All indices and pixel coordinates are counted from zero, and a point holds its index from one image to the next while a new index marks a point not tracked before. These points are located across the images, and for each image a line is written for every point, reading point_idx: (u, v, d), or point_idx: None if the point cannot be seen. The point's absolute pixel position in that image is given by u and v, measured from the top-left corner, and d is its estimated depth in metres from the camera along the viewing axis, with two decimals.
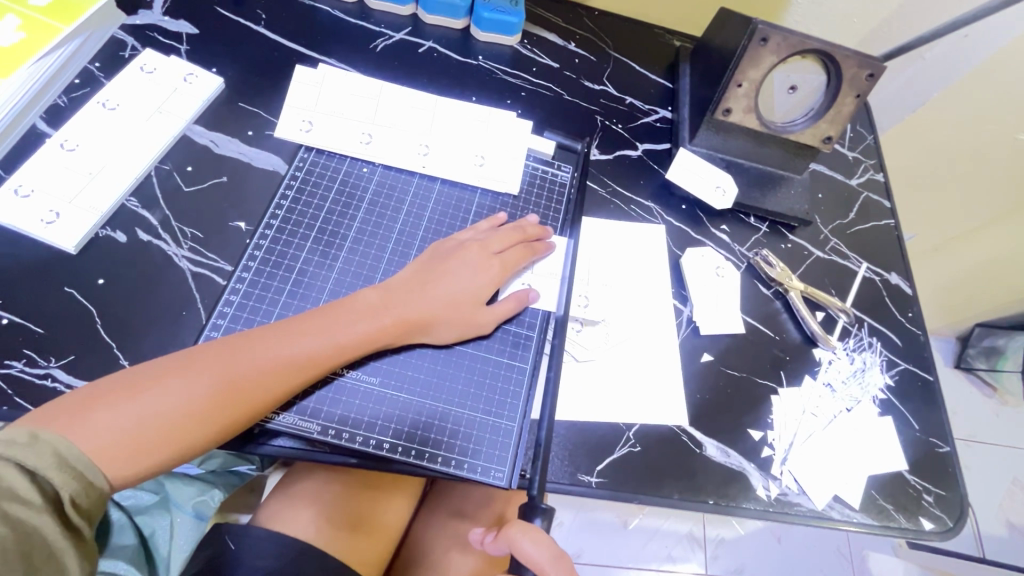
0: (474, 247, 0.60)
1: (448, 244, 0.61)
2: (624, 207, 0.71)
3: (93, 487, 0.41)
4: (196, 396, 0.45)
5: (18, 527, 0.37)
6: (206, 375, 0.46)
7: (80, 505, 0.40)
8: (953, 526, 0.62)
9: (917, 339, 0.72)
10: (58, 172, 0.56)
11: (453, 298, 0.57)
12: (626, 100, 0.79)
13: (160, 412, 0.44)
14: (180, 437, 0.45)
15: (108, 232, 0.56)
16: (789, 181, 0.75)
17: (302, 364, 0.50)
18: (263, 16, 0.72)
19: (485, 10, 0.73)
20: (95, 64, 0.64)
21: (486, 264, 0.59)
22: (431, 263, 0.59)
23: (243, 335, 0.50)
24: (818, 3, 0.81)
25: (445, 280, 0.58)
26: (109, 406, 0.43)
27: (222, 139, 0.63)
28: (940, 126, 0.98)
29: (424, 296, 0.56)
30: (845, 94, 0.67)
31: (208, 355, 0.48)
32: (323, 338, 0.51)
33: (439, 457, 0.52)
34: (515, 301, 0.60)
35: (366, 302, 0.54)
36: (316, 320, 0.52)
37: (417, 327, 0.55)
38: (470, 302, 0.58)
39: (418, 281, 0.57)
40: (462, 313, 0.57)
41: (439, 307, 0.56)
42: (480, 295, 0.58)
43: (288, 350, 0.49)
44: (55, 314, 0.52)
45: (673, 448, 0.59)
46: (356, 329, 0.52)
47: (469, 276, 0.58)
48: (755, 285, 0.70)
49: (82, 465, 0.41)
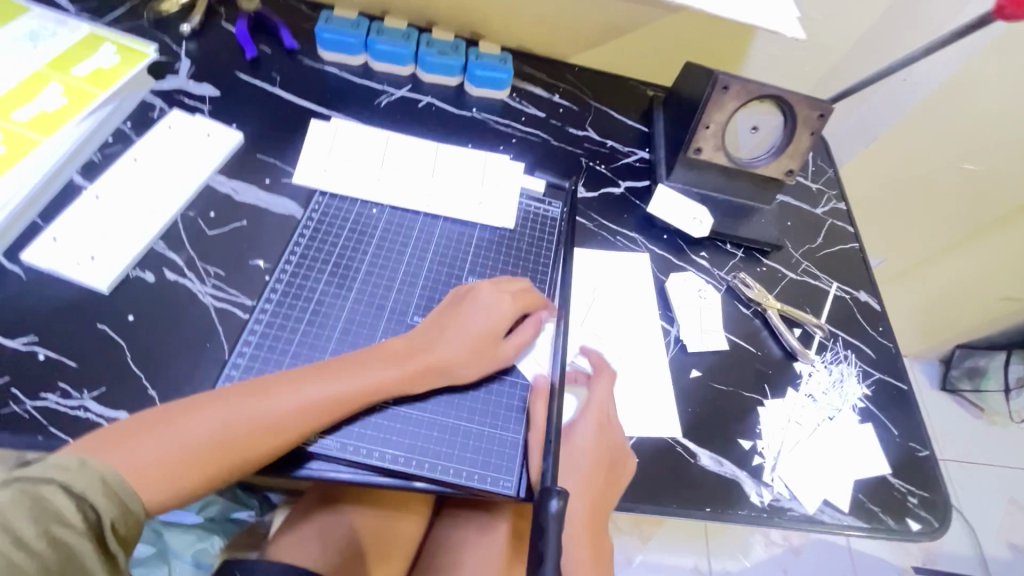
0: (492, 291, 0.63)
1: (464, 289, 0.64)
2: (611, 238, 0.78)
3: (130, 513, 0.43)
4: (236, 430, 0.49)
5: (60, 551, 0.39)
6: (246, 408, 0.50)
7: (118, 530, 0.42)
8: (939, 526, 0.65)
9: (889, 350, 0.77)
10: (94, 221, 0.61)
11: (472, 339, 0.59)
12: (608, 144, 0.87)
13: (201, 442, 0.47)
14: (215, 467, 0.48)
15: (138, 273, 0.60)
16: (761, 211, 0.83)
17: (332, 405, 0.53)
18: (277, 78, 0.80)
19: (476, 68, 0.82)
20: (127, 124, 0.70)
21: (499, 300, 0.62)
22: (451, 307, 0.62)
23: (281, 374, 0.54)
24: (771, 54, 0.91)
25: (465, 320, 0.61)
26: (154, 436, 0.46)
27: (241, 186, 0.69)
28: (895, 158, 1.07)
29: (445, 339, 0.59)
30: (801, 132, 0.75)
31: (247, 391, 0.51)
32: (354, 379, 0.54)
33: (451, 469, 0.55)
34: (529, 333, 0.63)
35: (394, 349, 0.57)
36: (346, 364, 0.55)
37: (441, 368, 0.58)
38: (487, 343, 0.60)
39: (440, 329, 0.60)
40: (478, 359, 0.59)
41: (459, 352, 0.59)
42: (493, 336, 0.61)
43: (324, 389, 0.53)
44: (88, 348, 0.55)
45: (668, 458, 0.62)
46: (385, 371, 0.56)
47: (488, 319, 0.61)
48: (736, 305, 0.76)
49: (123, 492, 0.43)
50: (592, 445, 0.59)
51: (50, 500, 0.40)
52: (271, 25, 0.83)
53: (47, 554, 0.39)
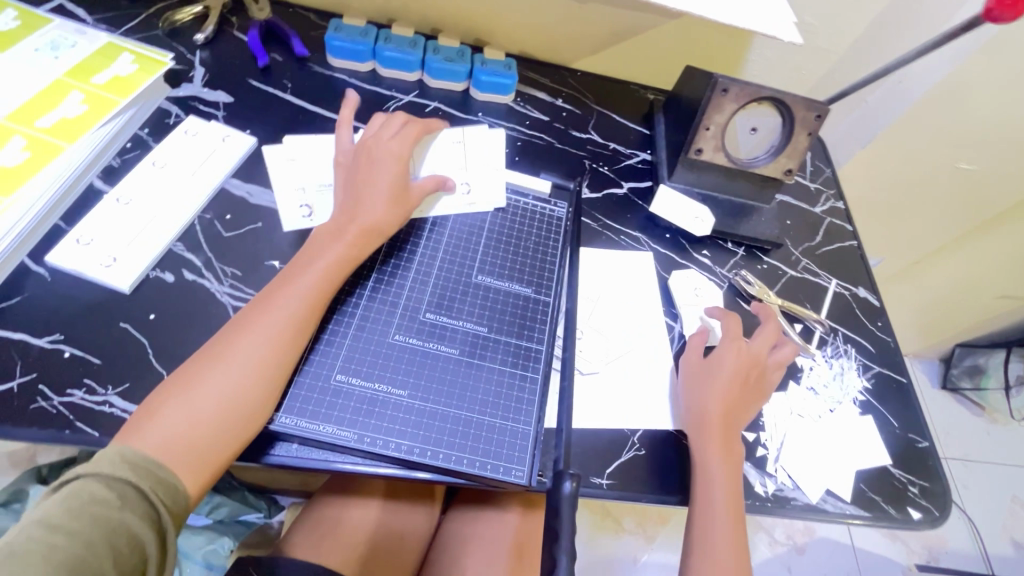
0: (382, 142, 0.67)
1: (354, 152, 0.67)
2: (615, 237, 0.80)
3: (166, 483, 0.46)
4: (242, 372, 0.51)
5: (104, 521, 0.41)
6: (237, 356, 0.52)
7: (159, 500, 0.45)
8: (940, 515, 0.66)
9: (889, 345, 0.79)
10: (115, 223, 0.63)
11: (389, 189, 0.65)
12: (610, 146, 0.89)
13: (208, 403, 0.50)
14: (228, 425, 0.50)
15: (157, 273, 0.62)
16: (760, 210, 0.85)
17: (304, 314, 0.56)
18: (289, 85, 0.82)
19: (482, 74, 0.85)
20: (145, 130, 0.73)
21: (391, 150, 0.67)
22: (353, 170, 0.66)
23: (246, 311, 0.56)
24: (769, 58, 0.93)
25: (374, 175, 0.65)
26: (160, 415, 0.48)
27: (256, 189, 0.71)
28: (892, 160, 1.09)
29: (365, 198, 0.64)
30: (798, 132, 0.77)
31: (229, 339, 0.53)
32: (308, 276, 0.58)
33: (464, 460, 0.57)
34: (434, 182, 0.70)
35: (327, 231, 0.62)
36: (293, 271, 0.59)
37: (376, 227, 0.63)
38: (400, 186, 0.66)
39: (354, 189, 0.64)
40: (401, 207, 0.66)
41: (380, 204, 0.64)
42: (404, 177, 0.67)
43: (288, 298, 0.56)
44: (111, 346, 0.57)
45: (674, 451, 0.64)
46: (336, 251, 0.61)
47: (390, 163, 0.66)
48: (737, 302, 0.78)
49: (149, 465, 0.45)
50: (742, 358, 0.66)
51: (82, 487, 0.43)
52: (282, 33, 0.86)
53: (92, 526, 0.41)
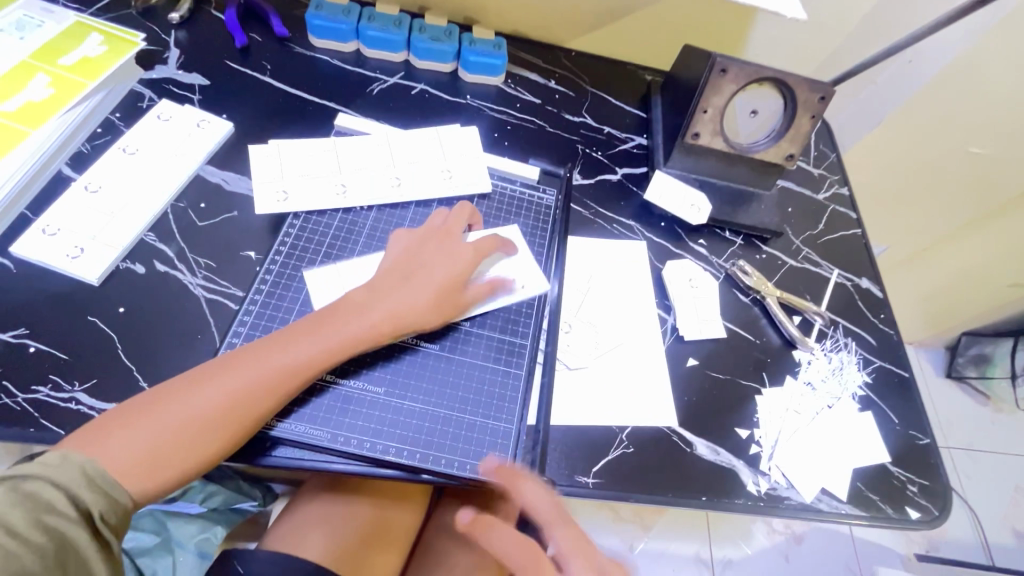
0: (447, 239, 0.63)
1: (417, 237, 0.64)
2: (607, 226, 0.77)
3: (118, 504, 0.44)
4: (219, 399, 0.49)
5: (55, 537, 0.40)
6: (219, 383, 0.50)
7: (109, 521, 0.43)
8: (939, 514, 0.64)
9: (891, 338, 0.76)
10: (83, 212, 0.61)
11: (432, 292, 0.59)
12: (604, 130, 0.85)
13: (178, 425, 0.48)
14: (195, 448, 0.48)
15: (127, 265, 0.60)
16: (760, 197, 0.81)
17: (302, 365, 0.52)
18: (268, 66, 0.79)
19: (471, 55, 0.81)
20: (116, 115, 0.69)
21: (458, 250, 0.62)
22: (408, 254, 0.62)
23: (246, 348, 0.53)
24: (772, 36, 0.89)
25: (425, 273, 0.60)
26: (125, 432, 0.46)
27: (232, 177, 0.68)
28: (900, 144, 1.05)
29: (405, 290, 0.59)
30: (801, 115, 0.73)
31: (218, 368, 0.51)
32: (318, 342, 0.54)
33: (441, 459, 0.55)
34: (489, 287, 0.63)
35: (354, 300, 0.57)
36: (308, 325, 0.55)
37: (403, 318, 0.57)
38: (446, 288, 0.60)
39: (399, 276, 0.60)
40: (441, 310, 0.60)
41: (416, 299, 0.58)
42: (460, 281, 0.61)
43: (292, 355, 0.52)
44: (78, 341, 0.55)
45: (664, 448, 0.62)
46: (358, 329, 0.56)
47: (444, 262, 0.61)
48: (734, 293, 0.75)
49: (105, 483, 0.43)
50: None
51: (37, 492, 0.40)
52: (261, 12, 0.82)
53: (41, 540, 0.39)
